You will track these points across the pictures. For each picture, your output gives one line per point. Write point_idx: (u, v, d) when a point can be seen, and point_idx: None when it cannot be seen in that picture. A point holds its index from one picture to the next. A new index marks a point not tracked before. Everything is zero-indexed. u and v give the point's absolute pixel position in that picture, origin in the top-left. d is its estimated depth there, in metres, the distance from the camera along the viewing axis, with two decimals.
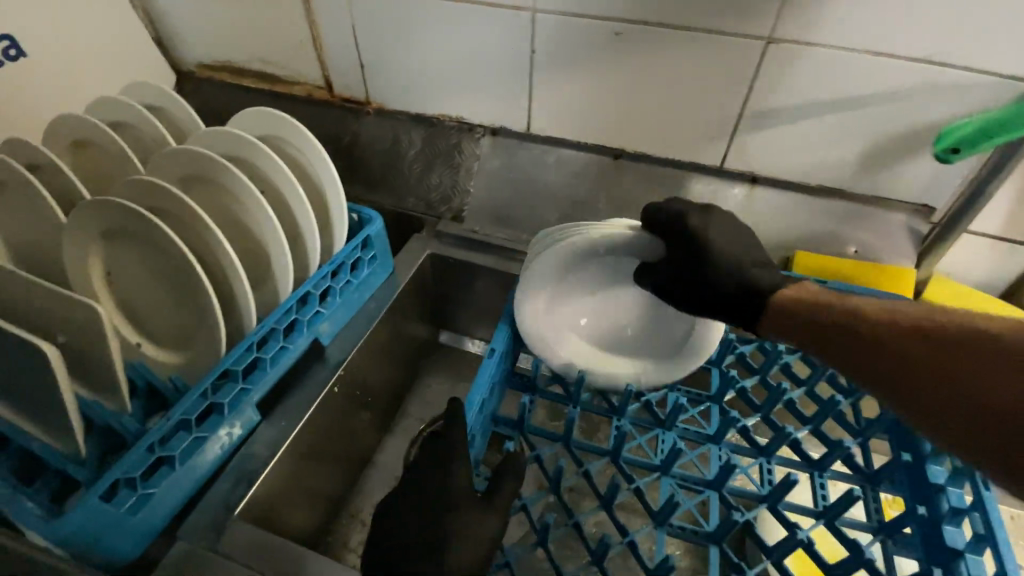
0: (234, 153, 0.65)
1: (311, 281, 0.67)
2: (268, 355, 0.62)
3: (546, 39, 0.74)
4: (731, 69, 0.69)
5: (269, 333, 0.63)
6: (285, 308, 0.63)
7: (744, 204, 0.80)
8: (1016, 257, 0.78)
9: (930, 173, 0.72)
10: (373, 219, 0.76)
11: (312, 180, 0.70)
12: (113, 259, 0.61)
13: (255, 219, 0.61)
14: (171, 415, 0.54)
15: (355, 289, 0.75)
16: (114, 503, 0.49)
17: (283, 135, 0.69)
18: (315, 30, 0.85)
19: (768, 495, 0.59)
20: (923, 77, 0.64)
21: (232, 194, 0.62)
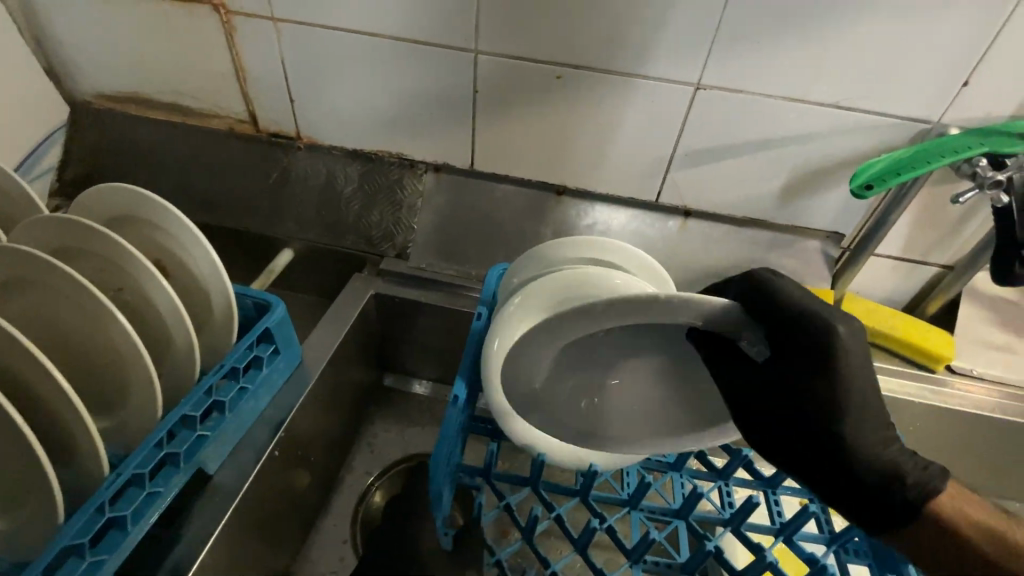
0: (84, 245, 0.57)
1: (186, 403, 0.57)
2: (125, 512, 0.50)
3: (486, 79, 0.73)
4: (665, 114, 0.71)
5: (131, 480, 0.52)
6: (148, 445, 0.53)
7: (678, 237, 0.81)
8: (916, 278, 0.79)
9: (840, 202, 0.74)
10: (273, 306, 0.67)
11: (185, 267, 0.62)
12: None
13: (103, 325, 0.53)
14: None
15: (251, 395, 0.64)
16: None
17: (148, 218, 0.61)
18: (237, 62, 0.79)
19: (731, 518, 0.55)
20: (840, 121, 0.67)
21: (69, 300, 0.53)
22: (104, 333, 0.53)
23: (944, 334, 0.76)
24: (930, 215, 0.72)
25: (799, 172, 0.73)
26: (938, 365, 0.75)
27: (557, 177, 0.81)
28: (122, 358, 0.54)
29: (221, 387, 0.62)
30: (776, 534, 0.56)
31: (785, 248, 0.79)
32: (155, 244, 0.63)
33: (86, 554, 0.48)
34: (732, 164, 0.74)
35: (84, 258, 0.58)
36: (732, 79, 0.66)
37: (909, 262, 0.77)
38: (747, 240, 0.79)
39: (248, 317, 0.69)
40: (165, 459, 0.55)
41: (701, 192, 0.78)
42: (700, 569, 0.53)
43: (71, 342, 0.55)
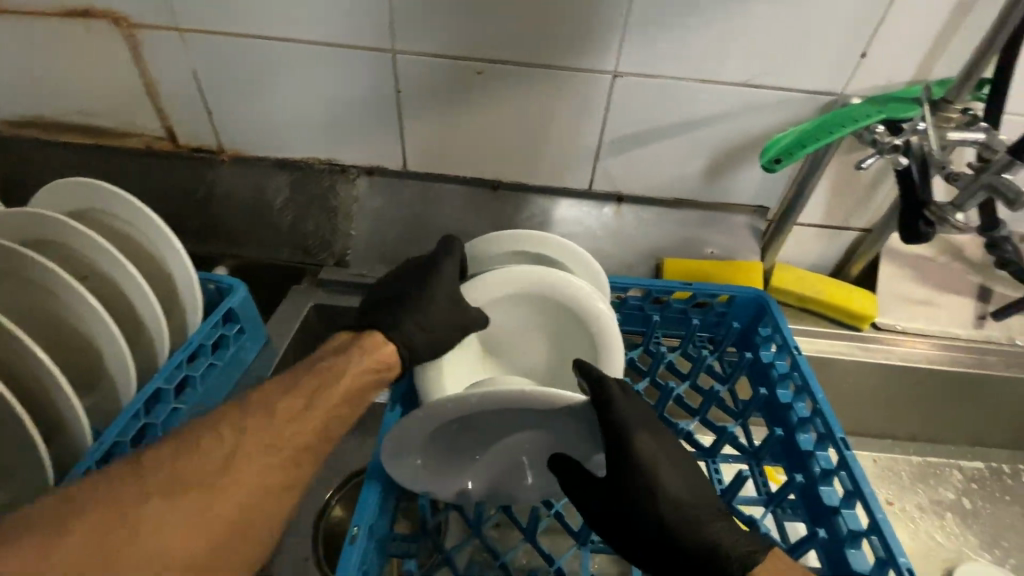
0: (48, 236, 0.59)
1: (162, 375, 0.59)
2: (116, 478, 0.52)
3: (407, 78, 0.72)
4: (588, 101, 0.72)
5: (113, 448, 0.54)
6: (128, 413, 0.55)
7: (614, 222, 0.82)
8: (840, 243, 0.83)
9: (762, 176, 0.77)
10: (234, 287, 0.69)
11: (148, 254, 0.64)
12: None
13: (74, 308, 0.55)
14: None
15: (220, 370, 0.66)
16: None
17: (106, 208, 0.63)
18: (147, 77, 0.76)
19: None
20: (753, 99, 0.70)
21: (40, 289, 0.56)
22: (81, 319, 0.56)
23: (867, 294, 0.80)
24: (844, 182, 0.75)
25: (720, 151, 0.75)
26: (864, 324, 0.79)
27: (491, 172, 0.82)
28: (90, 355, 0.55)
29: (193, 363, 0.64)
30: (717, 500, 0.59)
31: (715, 225, 0.82)
32: (119, 236, 0.64)
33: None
34: (658, 147, 0.75)
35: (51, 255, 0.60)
36: (647, 64, 0.68)
37: (831, 229, 0.81)
38: (681, 219, 0.82)
39: (212, 300, 0.71)
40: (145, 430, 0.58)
41: (631, 177, 0.80)
42: None
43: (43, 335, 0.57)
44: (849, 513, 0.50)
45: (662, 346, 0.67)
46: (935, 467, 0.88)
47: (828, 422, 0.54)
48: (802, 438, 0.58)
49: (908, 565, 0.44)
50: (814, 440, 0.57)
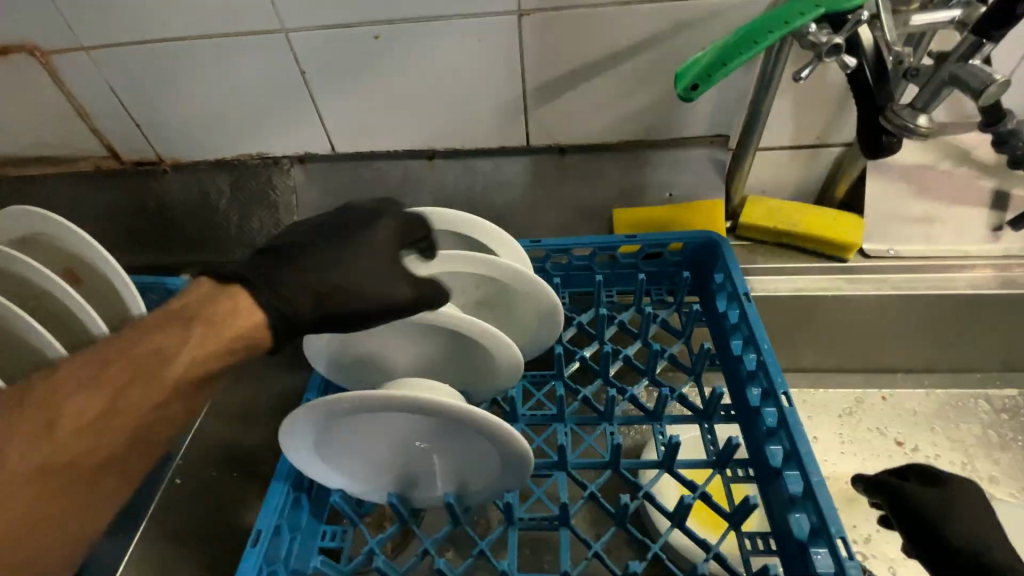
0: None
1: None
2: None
3: (309, 56, 0.68)
4: (501, 49, 0.65)
5: None
6: None
7: (559, 177, 0.76)
8: (820, 164, 0.73)
9: (714, 100, 0.68)
10: None
11: (94, 274, 0.63)
12: None
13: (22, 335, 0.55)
14: None
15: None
16: None
17: (47, 232, 0.61)
18: (72, 99, 0.76)
19: (611, 458, 0.53)
20: (680, 15, 0.61)
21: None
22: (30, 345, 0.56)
23: (852, 218, 0.71)
24: (809, 92, 0.65)
25: (659, 80, 0.67)
26: (849, 254, 0.70)
27: (422, 141, 0.77)
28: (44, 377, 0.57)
29: None
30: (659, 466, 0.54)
31: (670, 163, 0.74)
32: (64, 254, 0.63)
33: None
34: (589, 87, 0.68)
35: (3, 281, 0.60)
36: None
37: (806, 149, 0.71)
38: (631, 163, 0.75)
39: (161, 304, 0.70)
40: None
41: (569, 125, 0.73)
42: (573, 517, 0.49)
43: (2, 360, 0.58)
44: (790, 476, 0.45)
45: (602, 306, 0.63)
46: (954, 400, 0.79)
47: (770, 376, 0.49)
48: (752, 392, 0.53)
49: (842, 535, 0.39)
50: (760, 395, 0.51)
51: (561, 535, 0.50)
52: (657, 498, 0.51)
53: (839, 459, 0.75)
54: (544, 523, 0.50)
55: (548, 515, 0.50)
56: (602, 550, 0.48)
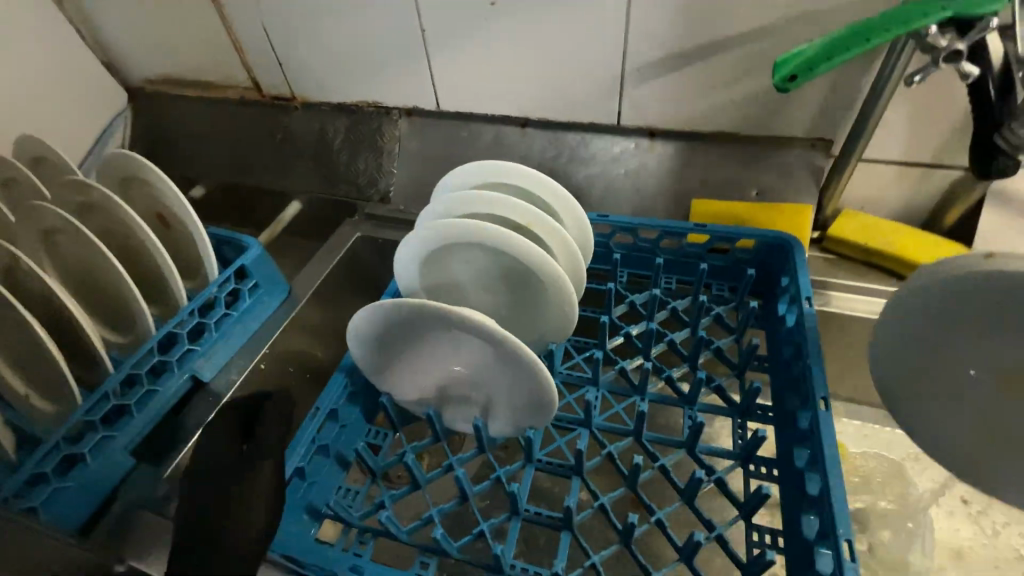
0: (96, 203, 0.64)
1: (174, 320, 0.64)
2: (132, 401, 0.60)
3: (430, 16, 0.74)
4: (605, 24, 0.67)
5: (131, 377, 0.61)
6: (145, 349, 0.61)
7: (645, 160, 0.77)
8: (932, 183, 0.68)
9: (818, 100, 0.66)
10: (250, 246, 0.73)
11: (179, 225, 0.68)
12: None
13: (106, 270, 0.61)
14: (22, 469, 0.52)
15: (236, 320, 0.71)
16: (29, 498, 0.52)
17: (142, 178, 0.66)
18: (233, 34, 0.89)
19: (634, 427, 0.56)
20: (789, 8, 0.60)
21: (85, 249, 0.62)
22: (112, 277, 0.62)
23: (953, 249, 0.66)
24: (930, 100, 0.60)
25: (762, 73, 0.66)
26: None
27: (519, 108, 0.81)
28: (124, 298, 0.63)
29: (209, 311, 0.69)
30: (681, 446, 0.55)
31: (762, 162, 0.72)
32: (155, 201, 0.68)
33: (52, 480, 0.54)
34: (688, 71, 0.69)
35: (104, 217, 0.66)
36: None
37: (916, 167, 0.67)
38: (720, 156, 0.74)
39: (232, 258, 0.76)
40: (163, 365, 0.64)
41: (662, 109, 0.74)
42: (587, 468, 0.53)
43: (94, 281, 0.65)
44: (812, 476, 0.44)
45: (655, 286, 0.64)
46: None
47: (812, 378, 0.49)
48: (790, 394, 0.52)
49: (848, 537, 0.39)
50: (800, 398, 0.51)
51: (573, 480, 0.54)
52: (672, 472, 0.52)
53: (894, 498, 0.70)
54: (561, 468, 0.54)
55: (564, 462, 0.54)
56: (608, 503, 0.51)
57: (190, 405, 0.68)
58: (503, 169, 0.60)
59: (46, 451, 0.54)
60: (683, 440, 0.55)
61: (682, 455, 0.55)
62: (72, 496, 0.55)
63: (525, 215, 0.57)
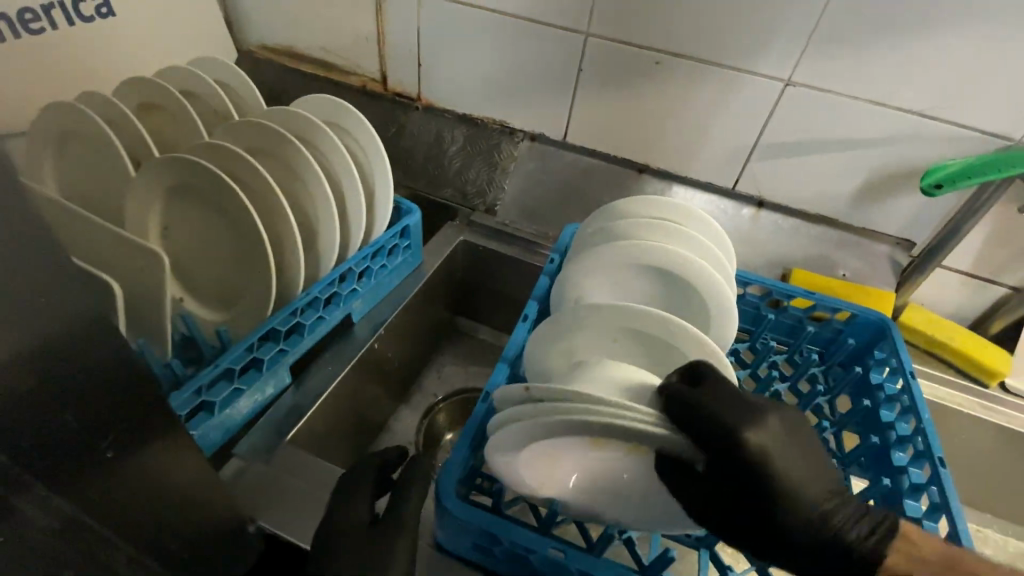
0: (297, 132, 0.72)
1: (351, 261, 0.71)
2: (306, 322, 0.67)
3: (591, 60, 0.82)
4: (752, 103, 0.77)
5: (311, 302, 0.67)
6: (328, 280, 0.68)
7: (749, 225, 0.86)
8: (986, 295, 0.80)
9: (913, 208, 0.78)
10: (412, 211, 0.81)
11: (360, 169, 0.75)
12: (173, 214, 0.69)
13: (306, 193, 0.69)
14: (220, 362, 0.58)
15: (388, 273, 0.79)
16: (217, 390, 0.58)
17: (338, 123, 0.75)
18: (381, 27, 0.92)
19: None
20: (914, 129, 0.72)
21: (289, 170, 0.69)
22: (308, 200, 0.69)
23: (1004, 354, 0.77)
24: (1007, 227, 0.73)
25: (874, 175, 0.77)
26: (992, 379, 0.77)
27: (642, 155, 0.89)
28: (309, 215, 0.70)
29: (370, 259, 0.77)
30: None
31: (850, 248, 0.83)
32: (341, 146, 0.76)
33: (234, 381, 0.60)
34: (811, 158, 0.79)
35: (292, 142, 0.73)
36: (822, 76, 0.72)
37: (978, 279, 0.79)
38: (816, 235, 0.84)
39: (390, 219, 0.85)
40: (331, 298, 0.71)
41: (776, 184, 0.83)
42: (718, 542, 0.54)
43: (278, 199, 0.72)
44: (933, 523, 0.52)
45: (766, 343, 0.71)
46: None
47: (929, 440, 0.56)
48: (897, 454, 0.60)
49: None
50: (908, 458, 0.58)
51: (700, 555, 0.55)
52: None
53: None
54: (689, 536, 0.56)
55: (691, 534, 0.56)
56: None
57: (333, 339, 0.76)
58: (666, 208, 0.65)
59: (241, 350, 0.60)
60: None
61: None
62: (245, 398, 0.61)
63: (701, 250, 0.62)
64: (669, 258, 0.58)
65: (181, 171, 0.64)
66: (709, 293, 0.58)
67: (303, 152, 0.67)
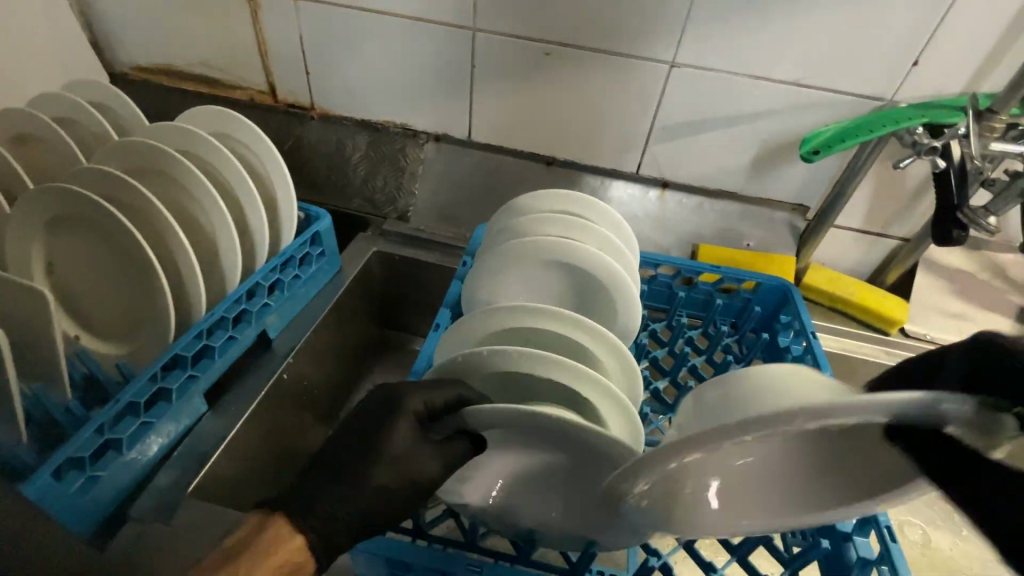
0: (185, 147, 0.66)
1: (260, 272, 0.66)
2: (216, 344, 0.62)
3: (483, 55, 0.80)
4: (643, 87, 0.78)
5: (219, 321, 0.62)
6: (236, 296, 0.63)
7: (658, 206, 0.87)
8: (878, 249, 0.85)
9: (805, 174, 0.81)
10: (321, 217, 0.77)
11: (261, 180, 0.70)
12: (52, 249, 0.63)
13: (201, 210, 0.64)
14: (120, 397, 0.53)
15: (303, 283, 0.75)
16: (120, 428, 0.53)
17: (230, 133, 0.70)
18: (260, 37, 0.87)
19: None
20: (795, 99, 0.75)
21: (180, 188, 0.64)
22: (204, 218, 0.64)
23: (900, 302, 0.82)
24: (888, 184, 0.77)
25: (764, 145, 0.80)
26: (894, 328, 0.81)
27: (548, 147, 0.89)
28: (207, 232, 0.65)
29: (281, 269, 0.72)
30: None
31: (753, 218, 0.85)
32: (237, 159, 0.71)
33: (140, 415, 0.55)
34: (706, 135, 0.81)
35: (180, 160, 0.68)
36: (703, 56, 0.73)
37: (871, 235, 0.83)
38: (722, 210, 0.86)
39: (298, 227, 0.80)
40: (242, 314, 0.66)
41: (679, 164, 0.85)
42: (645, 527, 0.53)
43: None
44: None
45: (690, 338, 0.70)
46: None
47: None
48: None
49: (887, 523, 0.48)
50: None
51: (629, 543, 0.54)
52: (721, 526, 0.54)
53: None
54: None
55: None
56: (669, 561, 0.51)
57: (251, 359, 0.71)
58: (556, 198, 0.65)
59: (142, 381, 0.55)
60: None
61: None
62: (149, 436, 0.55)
63: (602, 241, 0.62)
64: (564, 249, 0.58)
65: (61, 203, 0.58)
66: (614, 277, 0.58)
67: (188, 165, 0.61)
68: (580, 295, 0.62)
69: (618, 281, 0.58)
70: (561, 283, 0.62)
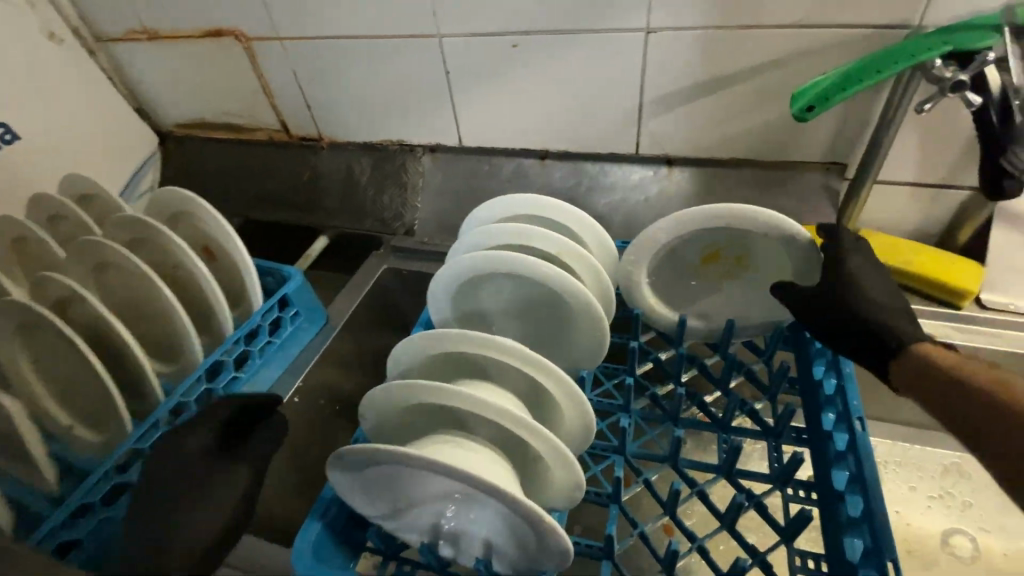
0: (145, 235, 0.68)
1: (221, 349, 0.66)
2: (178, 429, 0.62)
3: (454, 60, 0.78)
4: (622, 62, 0.71)
5: (181, 405, 0.63)
6: (194, 378, 0.63)
7: (663, 187, 0.79)
8: (944, 205, 0.69)
9: (831, 127, 0.69)
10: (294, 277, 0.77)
11: (223, 255, 0.71)
12: (36, 352, 0.66)
13: (159, 297, 0.64)
14: (73, 497, 0.54)
15: (279, 347, 0.75)
16: (77, 529, 0.54)
17: (188, 210, 0.70)
18: (263, 81, 0.93)
19: (667, 502, 0.52)
20: (801, 43, 0.63)
21: (139, 279, 0.65)
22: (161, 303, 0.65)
23: (970, 265, 0.67)
24: (941, 126, 0.63)
25: (776, 102, 0.69)
26: (963, 300, 0.66)
27: (538, 140, 0.85)
28: (169, 314, 0.66)
29: (253, 338, 0.73)
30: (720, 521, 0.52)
31: (776, 186, 0.74)
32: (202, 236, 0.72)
33: (98, 512, 0.55)
34: (704, 103, 0.72)
35: (146, 244, 0.70)
36: (681, 15, 0.65)
37: (931, 188, 0.68)
38: (734, 181, 0.76)
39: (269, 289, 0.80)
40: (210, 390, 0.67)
41: (679, 138, 0.76)
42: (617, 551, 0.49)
43: (138, 305, 0.68)
44: (853, 498, 0.45)
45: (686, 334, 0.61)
46: None
47: (848, 399, 0.50)
48: (825, 414, 0.53)
49: (896, 559, 0.40)
50: (834, 420, 0.52)
51: (604, 566, 0.50)
52: (707, 548, 0.49)
53: (923, 511, 0.72)
54: (591, 549, 0.51)
55: (594, 545, 0.51)
56: None
57: None
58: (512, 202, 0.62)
59: (94, 481, 0.56)
60: (720, 513, 0.52)
61: (721, 532, 0.51)
62: (114, 530, 0.56)
63: (555, 245, 0.56)
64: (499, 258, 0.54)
65: (26, 313, 0.60)
66: (577, 297, 0.53)
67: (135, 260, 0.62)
68: (537, 303, 0.57)
69: (563, 285, 0.53)
70: (515, 294, 0.58)
